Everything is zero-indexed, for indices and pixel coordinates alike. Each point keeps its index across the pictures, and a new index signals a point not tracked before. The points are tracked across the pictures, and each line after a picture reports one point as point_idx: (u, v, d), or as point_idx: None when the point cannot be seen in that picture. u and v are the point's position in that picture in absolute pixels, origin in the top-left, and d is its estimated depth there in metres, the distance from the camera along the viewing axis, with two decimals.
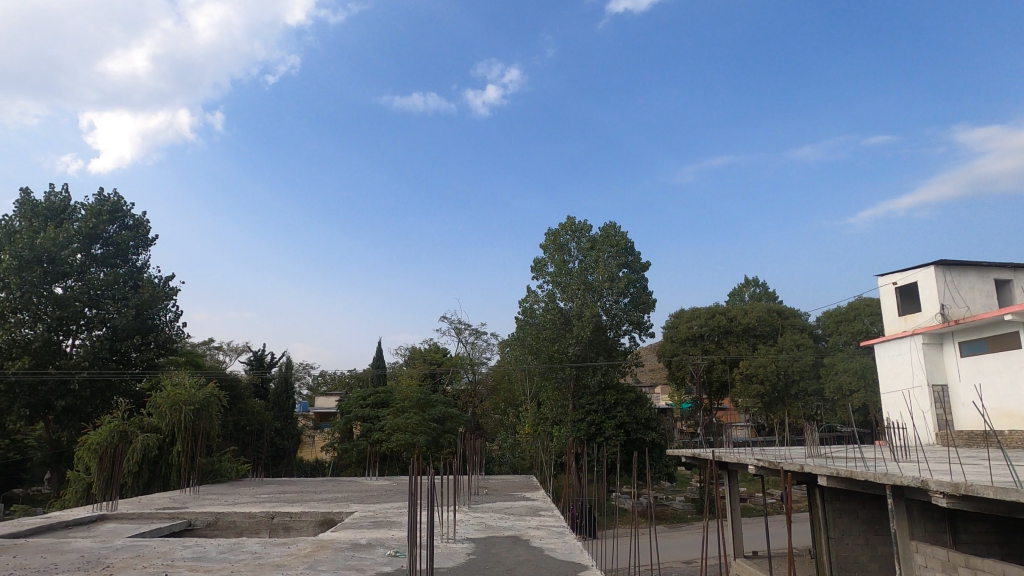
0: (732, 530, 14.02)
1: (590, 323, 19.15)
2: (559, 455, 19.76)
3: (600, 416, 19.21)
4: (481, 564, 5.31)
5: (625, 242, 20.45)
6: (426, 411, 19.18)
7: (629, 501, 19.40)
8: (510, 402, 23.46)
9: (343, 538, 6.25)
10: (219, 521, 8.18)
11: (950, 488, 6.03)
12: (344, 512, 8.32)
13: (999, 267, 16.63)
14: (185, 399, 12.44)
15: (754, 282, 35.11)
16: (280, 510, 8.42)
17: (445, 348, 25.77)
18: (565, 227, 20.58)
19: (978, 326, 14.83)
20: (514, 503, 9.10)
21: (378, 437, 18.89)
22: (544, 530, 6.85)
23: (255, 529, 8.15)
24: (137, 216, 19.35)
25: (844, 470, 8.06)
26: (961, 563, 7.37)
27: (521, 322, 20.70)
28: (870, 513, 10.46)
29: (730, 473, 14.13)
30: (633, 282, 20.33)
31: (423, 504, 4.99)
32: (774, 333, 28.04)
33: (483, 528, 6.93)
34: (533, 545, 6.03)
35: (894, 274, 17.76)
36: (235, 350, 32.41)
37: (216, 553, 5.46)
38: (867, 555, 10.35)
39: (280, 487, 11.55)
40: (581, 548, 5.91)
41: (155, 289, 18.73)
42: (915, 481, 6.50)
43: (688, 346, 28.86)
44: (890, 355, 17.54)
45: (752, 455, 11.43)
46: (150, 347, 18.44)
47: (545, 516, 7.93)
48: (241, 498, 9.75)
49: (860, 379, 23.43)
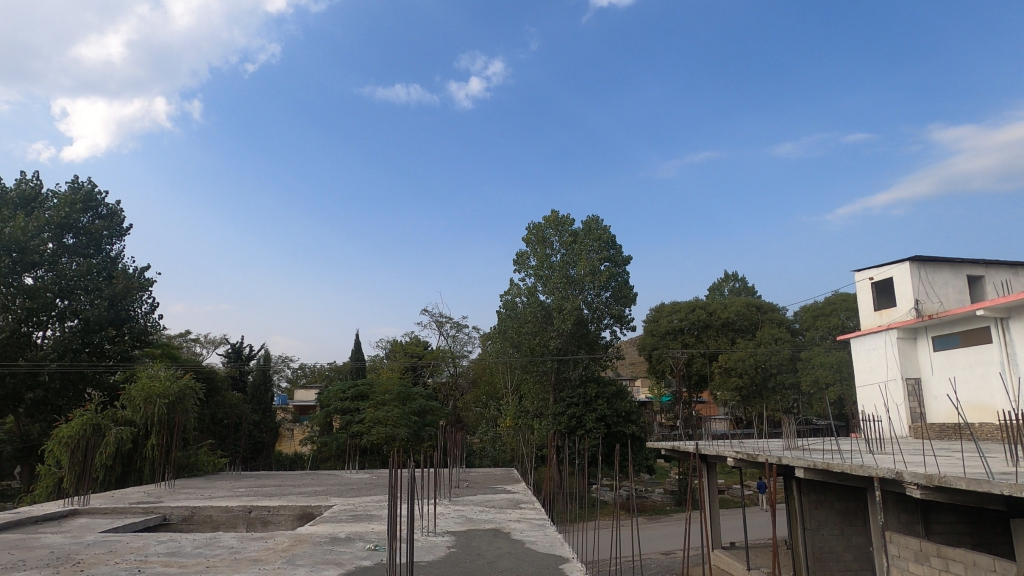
0: (710, 521, 14.18)
1: (571, 316, 19.19)
2: (540, 448, 19.82)
3: (581, 409, 19.28)
4: (461, 557, 5.27)
5: (607, 236, 20.50)
6: (406, 404, 19.29)
7: (609, 493, 19.54)
8: (491, 395, 23.48)
9: (322, 532, 6.18)
10: (195, 515, 8.05)
11: (924, 480, 6.13)
12: (323, 506, 8.24)
13: (972, 264, 16.96)
14: (160, 391, 12.21)
15: (733, 276, 35.48)
16: (257, 504, 8.31)
17: (426, 341, 25.66)
18: (548, 221, 20.57)
19: (951, 321, 15.12)
20: (495, 496, 9.09)
21: (358, 430, 18.77)
22: (525, 522, 6.84)
23: (233, 524, 8.04)
24: (111, 205, 18.96)
25: (821, 462, 8.16)
26: (933, 553, 7.53)
27: (502, 316, 20.68)
28: (845, 504, 10.64)
29: (709, 466, 14.29)
30: (615, 275, 20.40)
31: (402, 495, 4.93)
32: (752, 327, 28.37)
33: (463, 521, 6.90)
34: (514, 537, 6.01)
35: (871, 269, 18.04)
36: (213, 342, 31.98)
37: (191, 548, 5.36)
38: (841, 545, 10.53)
39: (258, 480, 11.40)
40: (562, 540, 5.91)
41: (130, 280, 18.35)
42: (891, 473, 6.60)
43: (668, 340, 29.10)
44: (865, 349, 17.82)
45: (731, 447, 11.54)
46: (125, 338, 18.11)
47: (526, 509, 7.92)
48: (217, 492, 9.62)
49: (836, 373, 23.82)
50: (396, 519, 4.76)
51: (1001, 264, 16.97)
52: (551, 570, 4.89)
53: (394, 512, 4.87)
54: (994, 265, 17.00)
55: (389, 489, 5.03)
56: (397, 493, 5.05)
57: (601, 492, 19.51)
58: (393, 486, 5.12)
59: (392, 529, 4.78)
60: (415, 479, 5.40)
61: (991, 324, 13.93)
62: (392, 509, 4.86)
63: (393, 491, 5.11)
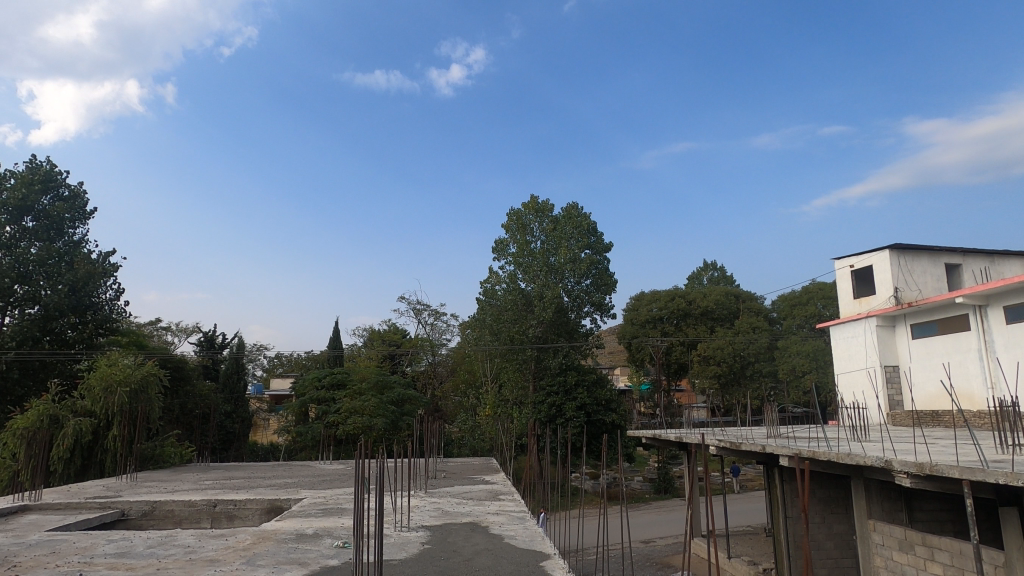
0: (690, 510, 14.08)
1: (551, 304, 18.92)
2: (519, 437, 19.60)
3: (561, 398, 19.04)
4: (435, 554, 4.95)
5: (588, 223, 20.19)
6: (383, 393, 18.88)
7: (589, 482, 19.39)
8: (469, 383, 23.23)
9: (288, 528, 5.80)
10: (155, 510, 7.64)
11: (915, 468, 5.94)
12: (292, 499, 7.86)
13: (950, 252, 17.01)
14: (120, 380, 11.69)
15: (712, 266, 35.58)
16: (222, 498, 7.90)
17: (405, 329, 25.24)
18: (528, 208, 20.23)
19: (931, 309, 15.12)
20: (473, 487, 8.79)
21: (333, 420, 18.33)
22: (504, 515, 6.54)
23: (196, 519, 7.63)
24: (73, 186, 18.15)
25: (806, 451, 7.98)
26: (918, 542, 7.41)
27: (481, 304, 20.35)
28: (827, 492, 10.57)
29: (690, 454, 14.15)
30: (595, 263, 20.13)
31: (368, 482, 4.58)
32: (731, 316, 28.42)
33: (439, 515, 6.58)
34: (493, 532, 5.71)
35: (851, 257, 18.02)
36: (185, 331, 31.17)
37: (144, 548, 4.97)
38: (823, 534, 10.45)
39: (226, 473, 10.97)
40: (543, 535, 5.62)
41: (93, 265, 17.61)
42: (880, 461, 6.42)
43: (647, 328, 29.06)
44: (844, 337, 17.81)
45: (713, 436, 11.36)
46: (88, 325, 17.46)
47: (505, 501, 7.63)
48: (181, 486, 9.18)
49: (813, 361, 23.94)
50: (361, 510, 4.43)
51: (978, 252, 17.04)
52: (531, 568, 4.59)
53: (360, 502, 4.52)
54: (971, 253, 17.06)
55: (356, 477, 4.68)
56: (363, 483, 4.70)
57: (581, 481, 19.35)
58: (358, 476, 4.77)
59: (355, 522, 4.43)
60: (385, 469, 5.05)
61: (969, 311, 13.94)
62: (360, 500, 4.51)
63: (358, 481, 4.76)
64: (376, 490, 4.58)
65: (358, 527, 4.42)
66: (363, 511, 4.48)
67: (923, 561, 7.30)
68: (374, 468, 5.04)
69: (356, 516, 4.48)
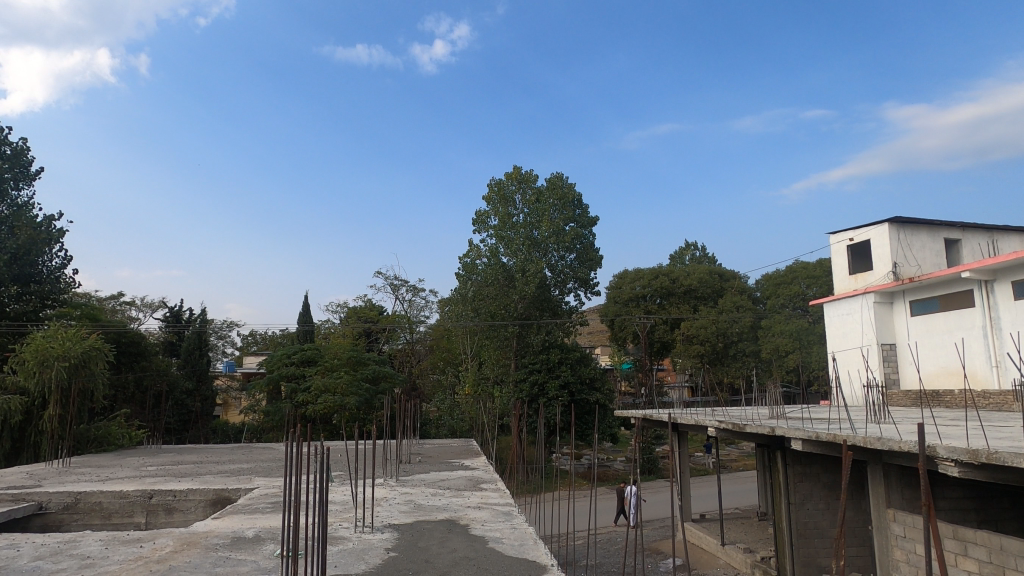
0: (678, 492, 13.37)
1: (535, 278, 17.91)
2: (501, 417, 18.78)
3: (543, 376, 18.15)
4: (400, 568, 3.93)
5: (572, 195, 19.15)
6: (358, 370, 17.78)
7: (571, 462, 18.57)
8: (448, 361, 22.29)
9: (223, 529, 4.77)
10: (79, 503, 6.57)
11: (968, 456, 5.09)
12: (242, 489, 6.85)
13: (950, 227, 16.31)
14: (58, 354, 10.42)
15: (695, 245, 34.98)
16: (161, 488, 6.85)
17: (382, 305, 24.17)
18: (510, 177, 19.06)
19: (932, 284, 14.39)
20: (451, 475, 7.84)
21: (303, 398, 17.27)
22: (487, 510, 5.61)
23: (129, 513, 6.59)
24: (15, 143, 16.54)
25: (825, 434, 7.09)
26: (948, 535, 6.64)
27: (461, 279, 19.24)
28: (832, 477, 9.86)
29: (680, 435, 13.39)
30: (580, 237, 19.16)
31: (302, 470, 3.53)
32: (714, 295, 27.76)
33: (411, 509, 5.61)
34: (474, 533, 4.73)
35: (849, 230, 17.20)
36: (150, 305, 29.70)
37: (28, 560, 3.90)
38: (827, 521, 9.74)
39: (176, 457, 9.88)
40: (535, 538, 4.66)
41: (38, 230, 16.10)
42: (920, 447, 5.57)
43: (630, 306, 28.31)
44: (840, 314, 17.11)
45: (711, 416, 10.49)
46: (31, 297, 16.08)
47: (487, 491, 6.70)
48: (118, 473, 8.09)
49: (796, 341, 23.36)
50: (298, 506, 3.41)
51: (978, 228, 16.40)
52: None
53: (296, 488, 3.49)
54: (970, 229, 16.39)
55: (293, 459, 3.65)
56: (300, 465, 3.64)
57: (563, 462, 18.51)
58: (296, 455, 3.72)
59: (293, 519, 3.42)
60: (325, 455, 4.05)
61: (974, 287, 13.22)
62: (299, 490, 3.49)
63: (297, 462, 3.72)
64: (321, 472, 3.56)
65: (296, 527, 3.40)
66: (304, 507, 3.46)
67: (954, 557, 6.55)
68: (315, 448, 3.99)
69: (294, 510, 3.46)
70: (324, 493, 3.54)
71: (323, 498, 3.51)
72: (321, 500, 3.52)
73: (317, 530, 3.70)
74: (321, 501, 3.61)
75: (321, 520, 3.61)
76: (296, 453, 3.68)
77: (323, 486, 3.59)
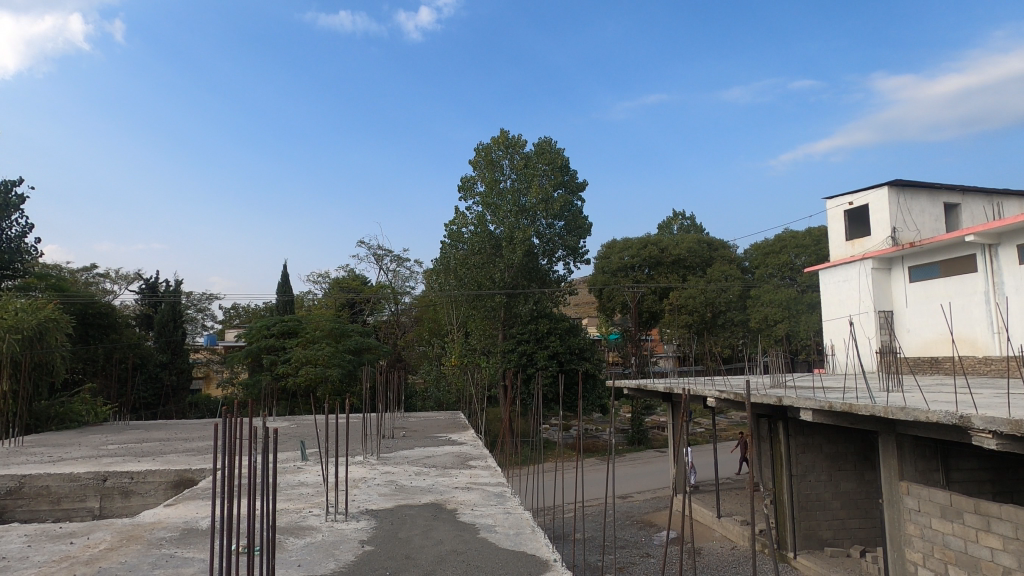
0: (672, 463, 12.97)
1: (522, 247, 17.23)
2: (489, 389, 18.29)
3: (532, 346, 17.66)
4: (378, 566, 3.34)
5: (561, 160, 18.38)
6: (340, 342, 17.14)
7: (559, 434, 18.20)
8: (434, 332, 21.65)
9: (174, 519, 4.16)
10: (23, 487, 5.93)
11: (1009, 427, 4.61)
12: (207, 469, 6.22)
13: (950, 191, 15.84)
14: (9, 327, 9.62)
15: (682, 214, 34.43)
16: (117, 469, 6.21)
17: (365, 276, 23.43)
18: (498, 141, 18.20)
19: (933, 249, 13.94)
20: (436, 451, 7.30)
21: (284, 370, 16.60)
22: (477, 492, 5.07)
23: (80, 497, 5.97)
24: None
25: (839, 403, 6.58)
26: (968, 509, 6.22)
27: (447, 247, 18.48)
28: (835, 448, 9.46)
29: (675, 407, 12.95)
30: (568, 204, 18.47)
31: (223, 451, 2.99)
32: (703, 264, 27.30)
33: (393, 492, 5.04)
34: (463, 520, 4.17)
35: (847, 195, 16.65)
36: (126, 278, 28.71)
37: None
38: (829, 493, 9.35)
39: (141, 434, 9.20)
40: (532, 526, 4.11)
41: None
42: (952, 418, 5.07)
43: (619, 276, 27.81)
44: (836, 281, 16.68)
45: (710, 387, 9.99)
46: None
47: (476, 470, 6.16)
48: (73, 452, 7.42)
49: (785, 310, 22.99)
50: (233, 495, 2.87)
51: (978, 192, 15.94)
52: None
53: (228, 473, 2.96)
54: (970, 193, 15.94)
55: (213, 441, 3.11)
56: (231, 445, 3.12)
57: (551, 433, 18.11)
58: (219, 432, 3.19)
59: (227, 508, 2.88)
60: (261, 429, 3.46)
61: (977, 251, 12.77)
62: (231, 474, 2.95)
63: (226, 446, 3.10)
64: (263, 451, 3.03)
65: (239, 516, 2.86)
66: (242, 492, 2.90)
67: (975, 532, 6.15)
68: (256, 424, 3.45)
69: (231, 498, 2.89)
70: (271, 474, 3.04)
71: (268, 482, 2.99)
72: (265, 484, 2.98)
73: (266, 519, 3.18)
74: (264, 483, 3.07)
75: (266, 506, 3.10)
76: (219, 434, 3.15)
77: (268, 466, 3.07)
